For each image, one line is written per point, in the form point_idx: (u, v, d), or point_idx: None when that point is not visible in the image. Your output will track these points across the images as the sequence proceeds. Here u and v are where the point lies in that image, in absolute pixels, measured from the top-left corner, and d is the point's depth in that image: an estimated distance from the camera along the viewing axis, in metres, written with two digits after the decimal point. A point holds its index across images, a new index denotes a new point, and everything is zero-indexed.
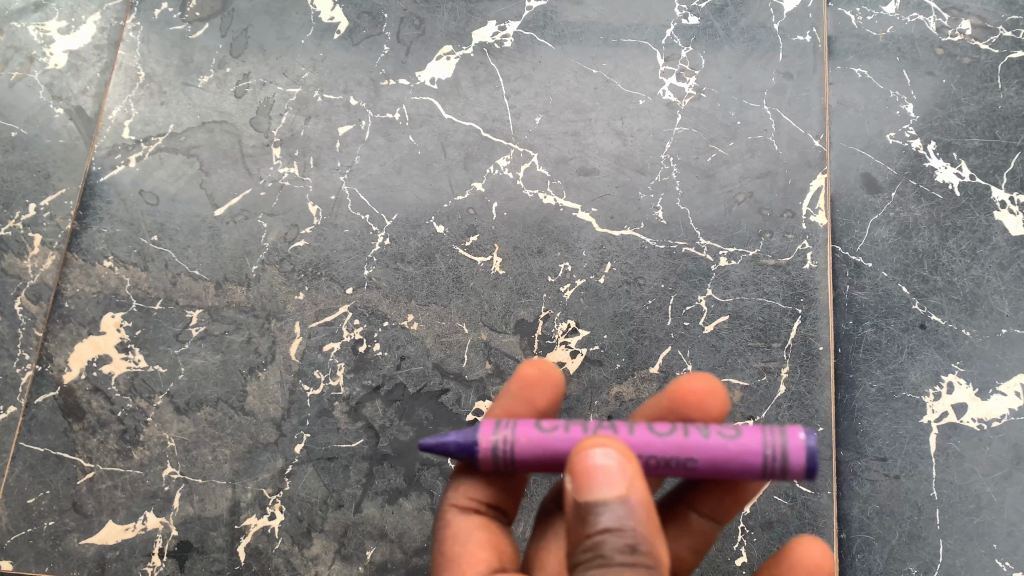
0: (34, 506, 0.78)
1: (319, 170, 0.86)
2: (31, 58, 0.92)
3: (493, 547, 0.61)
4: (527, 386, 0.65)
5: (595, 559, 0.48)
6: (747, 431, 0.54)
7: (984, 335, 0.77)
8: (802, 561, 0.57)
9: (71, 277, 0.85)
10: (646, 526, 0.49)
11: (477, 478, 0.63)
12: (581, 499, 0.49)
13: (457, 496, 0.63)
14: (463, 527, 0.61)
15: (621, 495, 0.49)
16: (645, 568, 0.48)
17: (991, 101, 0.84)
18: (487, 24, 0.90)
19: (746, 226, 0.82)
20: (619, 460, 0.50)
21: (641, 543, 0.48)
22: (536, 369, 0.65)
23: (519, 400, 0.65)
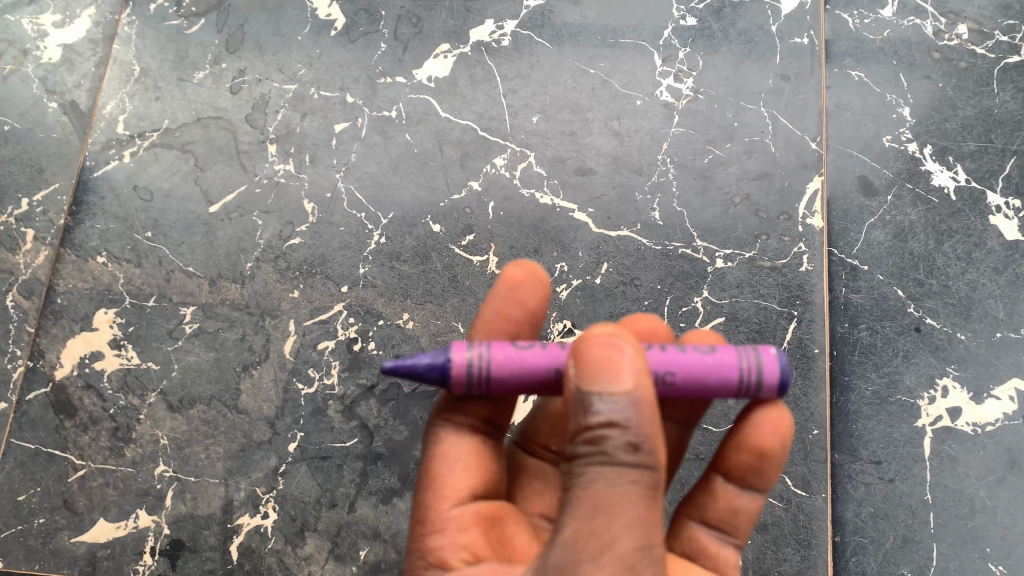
0: (24, 503, 0.78)
1: (315, 168, 0.86)
2: (25, 51, 0.91)
3: (479, 470, 0.61)
4: (512, 285, 0.66)
5: (598, 456, 0.50)
6: (724, 347, 0.56)
7: (978, 339, 0.78)
8: (764, 420, 0.61)
9: (64, 273, 0.84)
10: (653, 427, 0.51)
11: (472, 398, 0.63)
12: (584, 388, 0.51)
13: (452, 413, 0.63)
14: (453, 449, 0.61)
15: (626, 392, 0.50)
16: (646, 468, 0.50)
17: (987, 105, 0.84)
18: (485, 23, 0.90)
19: (743, 228, 0.82)
20: (630, 355, 0.52)
21: (644, 444, 0.50)
22: (521, 270, 0.67)
23: (507, 298, 0.66)
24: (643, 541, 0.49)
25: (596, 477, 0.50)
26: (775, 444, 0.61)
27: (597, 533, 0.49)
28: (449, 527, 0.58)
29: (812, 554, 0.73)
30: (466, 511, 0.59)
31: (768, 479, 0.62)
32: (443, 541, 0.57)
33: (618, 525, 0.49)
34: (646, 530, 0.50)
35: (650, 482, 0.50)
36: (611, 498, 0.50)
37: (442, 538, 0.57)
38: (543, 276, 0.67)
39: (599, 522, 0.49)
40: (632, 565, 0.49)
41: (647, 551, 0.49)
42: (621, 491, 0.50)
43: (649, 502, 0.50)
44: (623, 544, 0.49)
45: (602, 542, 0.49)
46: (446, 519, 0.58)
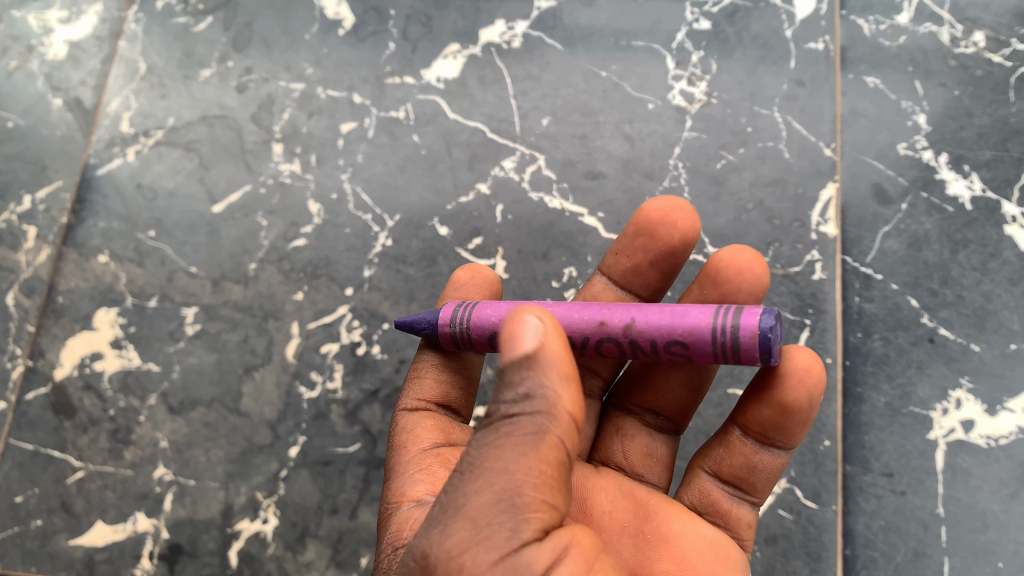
0: (22, 505, 0.76)
1: (321, 168, 0.85)
2: (30, 47, 0.90)
3: (446, 433, 0.62)
4: (456, 287, 0.68)
5: (482, 418, 0.49)
6: (699, 356, 0.54)
7: (993, 351, 0.76)
8: (791, 371, 0.59)
9: (65, 271, 0.83)
10: (544, 373, 0.48)
11: (425, 381, 0.64)
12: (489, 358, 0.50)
13: (409, 398, 0.64)
14: (415, 423, 0.62)
15: (521, 351, 0.48)
16: (530, 419, 0.47)
17: (1004, 114, 0.83)
18: (496, 23, 0.89)
19: (755, 234, 0.80)
20: (520, 313, 0.49)
21: (532, 392, 0.48)
22: (466, 272, 0.68)
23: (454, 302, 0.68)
24: (504, 496, 0.46)
25: (478, 440, 0.49)
26: (802, 399, 0.59)
27: (453, 500, 0.47)
28: (410, 467, 0.59)
29: (822, 568, 0.71)
30: (430, 456, 0.60)
31: (791, 436, 0.61)
32: (404, 480, 0.58)
33: (478, 484, 0.47)
34: (511, 483, 0.46)
35: (531, 429, 0.47)
36: (480, 459, 0.48)
37: (399, 478, 0.59)
38: (487, 275, 0.69)
39: (465, 486, 0.47)
40: (484, 525, 0.46)
41: (504, 510, 0.46)
42: (494, 451, 0.47)
43: (528, 454, 0.47)
44: (477, 505, 0.46)
45: (458, 503, 0.47)
46: (410, 464, 0.59)
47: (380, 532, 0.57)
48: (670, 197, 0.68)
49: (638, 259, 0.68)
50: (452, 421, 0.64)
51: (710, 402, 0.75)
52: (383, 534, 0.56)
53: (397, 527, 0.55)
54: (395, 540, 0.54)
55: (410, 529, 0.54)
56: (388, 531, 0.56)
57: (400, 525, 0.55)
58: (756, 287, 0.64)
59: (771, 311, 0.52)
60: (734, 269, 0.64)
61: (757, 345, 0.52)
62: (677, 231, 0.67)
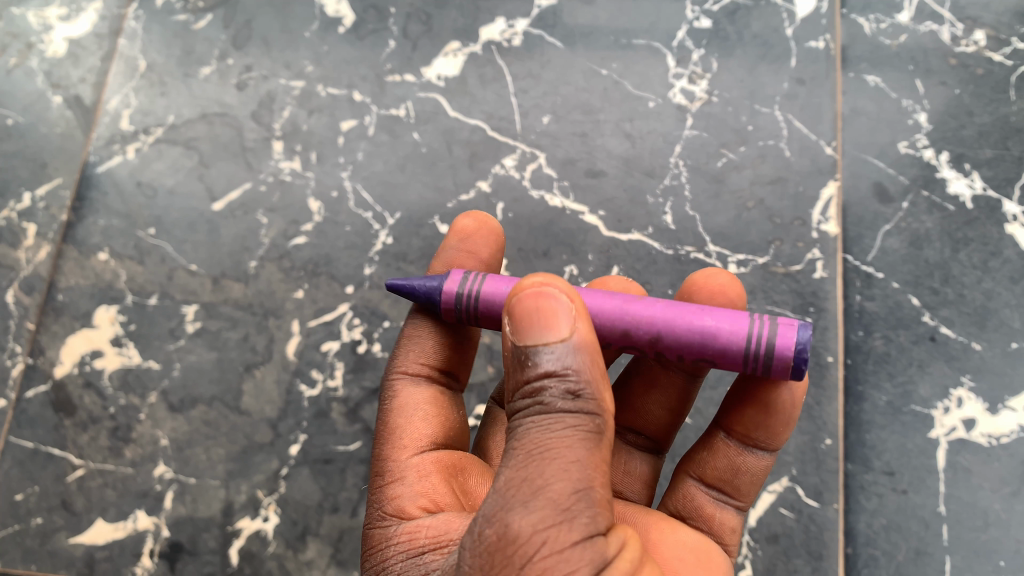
0: (22, 503, 0.76)
1: (322, 166, 0.85)
2: (29, 44, 0.90)
3: (437, 420, 0.62)
4: (463, 238, 0.67)
5: (534, 405, 0.48)
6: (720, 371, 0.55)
7: (994, 349, 0.76)
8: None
9: (65, 269, 0.83)
10: (593, 373, 0.48)
11: (421, 344, 0.63)
12: (521, 343, 0.48)
13: (405, 363, 0.63)
14: (411, 399, 0.62)
15: (562, 337, 0.48)
16: (588, 414, 0.47)
17: (1005, 113, 0.83)
18: (496, 21, 0.89)
19: (756, 233, 0.80)
20: (565, 303, 0.48)
21: (585, 390, 0.47)
22: (472, 222, 0.68)
23: (459, 251, 0.67)
24: (579, 485, 0.45)
25: (533, 426, 0.47)
26: (786, 401, 0.60)
27: (529, 480, 0.46)
28: (409, 475, 0.58)
29: (823, 566, 0.71)
30: (425, 459, 0.59)
31: (775, 437, 0.61)
32: (402, 491, 0.57)
33: (552, 469, 0.46)
34: (583, 472, 0.46)
35: (591, 424, 0.47)
36: (548, 444, 0.46)
37: (401, 487, 0.57)
38: (494, 228, 0.68)
39: (530, 469, 0.46)
40: (566, 509, 0.45)
41: (584, 498, 0.45)
42: (559, 436, 0.47)
43: (591, 449, 0.47)
44: (558, 487, 0.45)
45: (535, 486, 0.45)
46: (405, 467, 0.58)
47: (377, 539, 0.55)
48: (624, 279, 0.72)
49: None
50: (444, 397, 0.64)
51: (711, 400, 0.75)
52: (386, 544, 0.54)
53: (407, 536, 0.54)
54: (410, 548, 0.53)
55: (426, 536, 0.53)
56: (395, 541, 0.54)
57: (413, 533, 0.54)
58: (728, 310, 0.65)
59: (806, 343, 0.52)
60: (708, 292, 0.66)
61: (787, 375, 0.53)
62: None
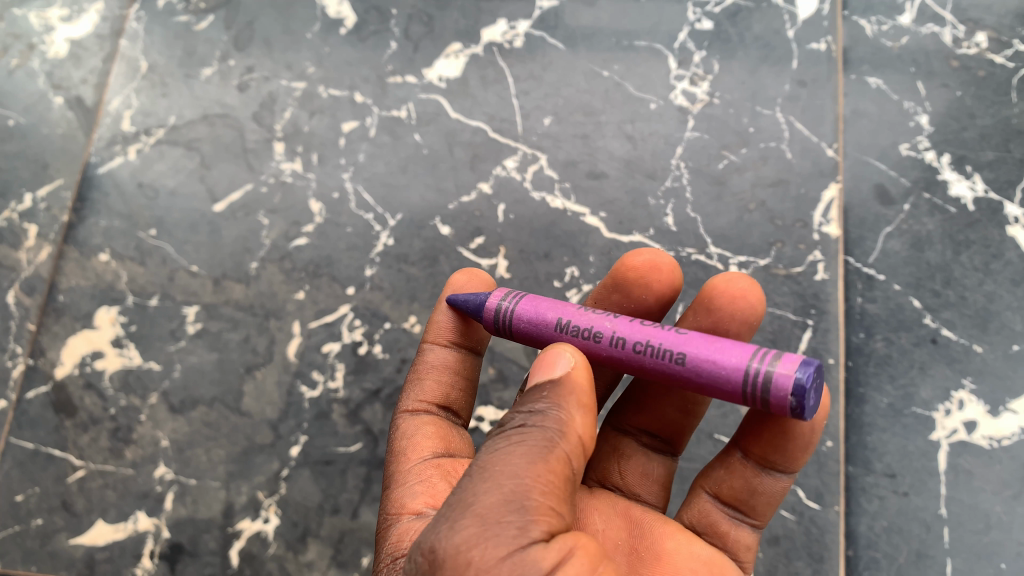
0: (23, 504, 0.76)
1: (323, 167, 0.85)
2: (31, 45, 0.90)
3: (442, 438, 0.62)
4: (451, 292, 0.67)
5: (498, 429, 0.50)
6: None
7: (996, 352, 0.76)
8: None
9: (66, 270, 0.83)
10: (562, 405, 0.49)
11: (427, 382, 0.65)
12: (520, 390, 0.52)
13: (408, 401, 0.64)
14: (412, 423, 0.63)
15: (550, 379, 0.50)
16: (539, 433, 0.48)
17: (1006, 115, 0.83)
18: (498, 23, 0.89)
19: (757, 235, 0.80)
20: (564, 350, 0.51)
21: (542, 418, 0.49)
22: (465, 278, 0.67)
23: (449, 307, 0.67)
24: (512, 496, 0.46)
25: (488, 447, 0.49)
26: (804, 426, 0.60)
27: (463, 496, 0.47)
28: (409, 479, 0.58)
29: (824, 569, 0.71)
30: (425, 464, 0.59)
31: (793, 460, 0.61)
32: (401, 491, 0.57)
33: (485, 483, 0.47)
34: (518, 483, 0.46)
35: (539, 440, 0.48)
36: (490, 462, 0.48)
37: (400, 489, 0.58)
38: (484, 279, 0.68)
39: (470, 484, 0.47)
40: (496, 520, 0.45)
41: (515, 509, 0.45)
42: (503, 454, 0.48)
43: (532, 463, 0.47)
44: (486, 502, 0.46)
45: (467, 500, 0.46)
46: (407, 471, 0.59)
47: (379, 542, 0.56)
48: (655, 250, 0.68)
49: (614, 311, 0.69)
50: (449, 425, 0.64)
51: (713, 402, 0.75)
52: (381, 544, 0.55)
53: (397, 537, 0.54)
54: (394, 551, 0.53)
55: (410, 538, 0.53)
56: (389, 541, 0.54)
57: (401, 535, 0.54)
58: (749, 315, 0.64)
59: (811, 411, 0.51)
60: (728, 297, 0.64)
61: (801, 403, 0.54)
62: (661, 283, 0.67)
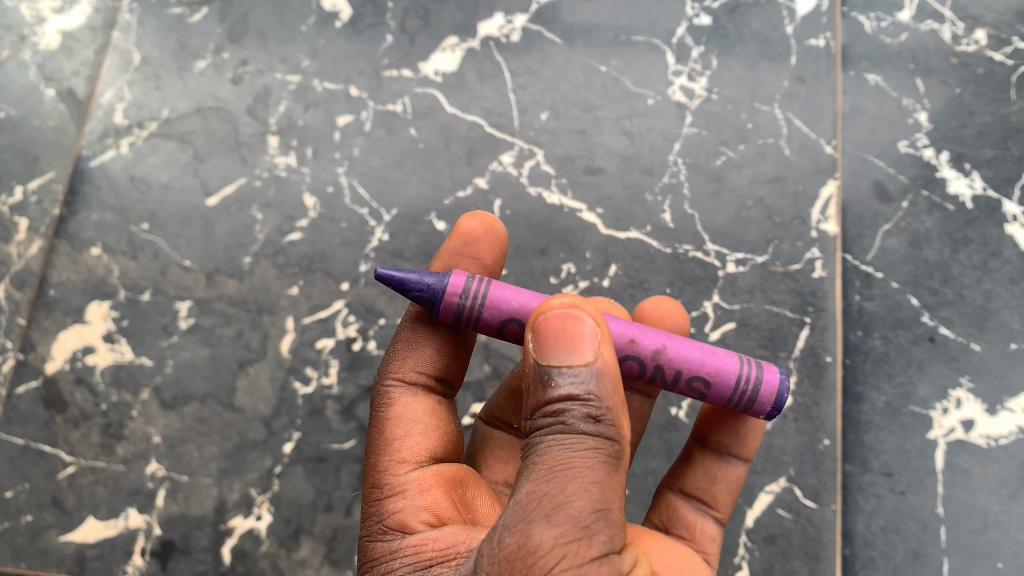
0: (12, 500, 0.75)
1: (318, 161, 0.84)
2: (22, 36, 0.89)
3: (437, 426, 0.61)
4: (469, 242, 0.65)
5: (554, 423, 0.47)
6: (718, 390, 0.55)
7: (993, 350, 0.76)
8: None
9: (57, 264, 0.82)
10: (614, 400, 0.48)
11: (421, 354, 0.63)
12: (542, 362, 0.48)
13: (400, 369, 0.62)
14: (407, 406, 0.61)
15: (587, 361, 0.47)
16: (607, 440, 0.47)
17: (1005, 113, 0.82)
18: (494, 16, 0.88)
19: (755, 232, 0.80)
20: (590, 325, 0.48)
21: (606, 416, 0.47)
22: (475, 223, 0.66)
23: (463, 252, 0.65)
24: (600, 504, 0.45)
25: (552, 442, 0.47)
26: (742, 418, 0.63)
27: (550, 494, 0.45)
28: (410, 489, 0.56)
29: (820, 567, 0.71)
30: (425, 472, 0.57)
31: (745, 445, 0.63)
32: (404, 505, 0.55)
33: (574, 486, 0.45)
34: (604, 492, 0.45)
35: (611, 449, 0.47)
36: (570, 461, 0.46)
37: (403, 501, 0.55)
38: (499, 232, 0.67)
39: (552, 484, 0.45)
40: (586, 526, 0.44)
41: (603, 517, 0.45)
42: (579, 455, 0.46)
43: (610, 471, 0.46)
44: (578, 505, 0.44)
45: (557, 502, 0.44)
46: (406, 481, 0.56)
47: (380, 554, 0.54)
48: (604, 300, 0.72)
49: None
50: (442, 408, 0.62)
51: None
52: (391, 556, 0.53)
53: (414, 549, 0.52)
54: (418, 561, 0.51)
55: (434, 549, 0.51)
56: (402, 553, 0.52)
57: (419, 546, 0.52)
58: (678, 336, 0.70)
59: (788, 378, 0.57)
60: (656, 317, 0.70)
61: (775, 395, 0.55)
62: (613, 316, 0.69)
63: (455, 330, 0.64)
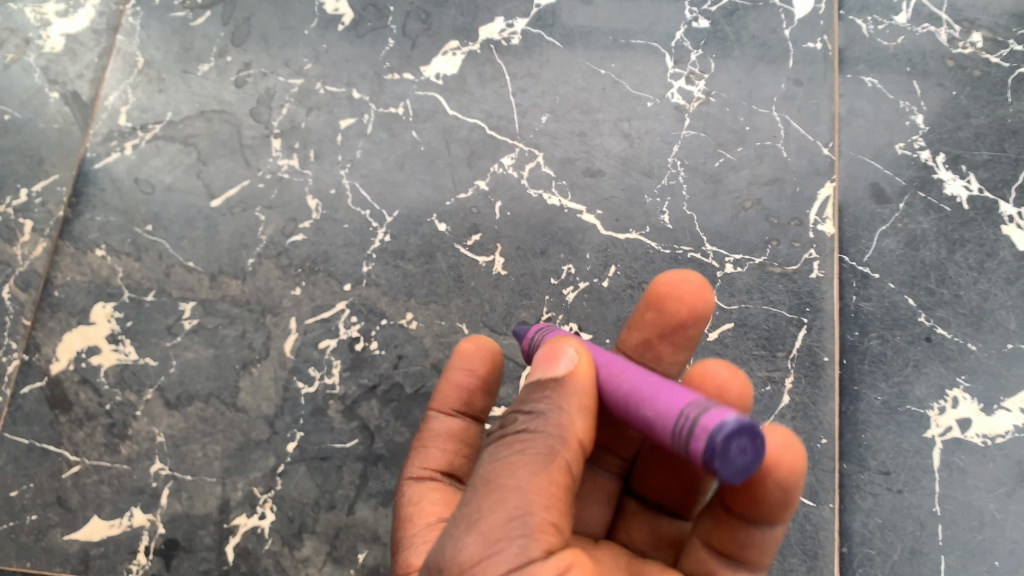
0: (17, 499, 0.76)
1: (320, 163, 0.85)
2: (27, 40, 0.90)
3: (446, 502, 0.65)
4: (461, 357, 0.70)
5: (504, 435, 0.55)
6: (663, 415, 0.49)
7: (989, 350, 0.76)
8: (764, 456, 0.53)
9: (62, 265, 0.83)
10: (566, 409, 0.53)
11: (429, 449, 0.68)
12: (525, 384, 0.57)
13: (412, 469, 0.67)
14: (418, 492, 0.65)
15: (551, 379, 0.54)
16: (542, 444, 0.52)
17: (1001, 115, 0.83)
18: (495, 21, 0.89)
19: (753, 233, 0.80)
20: (568, 349, 0.55)
21: (546, 422, 0.53)
22: (470, 342, 0.70)
23: (459, 368, 0.70)
24: (515, 513, 0.50)
25: (495, 453, 0.54)
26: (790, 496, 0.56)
27: (470, 510, 0.51)
28: (415, 542, 0.62)
29: (818, 565, 0.71)
30: (431, 526, 0.63)
31: (776, 513, 0.55)
32: (409, 550, 0.61)
33: (493, 497, 0.51)
34: (521, 500, 0.50)
35: (541, 452, 0.52)
36: (495, 470, 0.53)
37: (411, 553, 0.61)
38: (490, 346, 0.71)
39: (474, 501, 0.52)
40: (496, 539, 0.49)
41: (516, 525, 0.49)
42: (509, 465, 0.52)
43: (536, 472, 0.51)
44: (492, 518, 0.50)
45: (474, 517, 0.51)
46: (411, 535, 0.62)
47: None
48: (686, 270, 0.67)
49: (646, 332, 0.67)
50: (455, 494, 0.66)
51: None
52: None
53: None
54: None
55: None
56: None
57: None
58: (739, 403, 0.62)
59: (728, 438, 0.45)
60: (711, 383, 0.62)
61: (709, 424, 0.46)
62: (691, 304, 0.65)
63: (467, 435, 0.69)
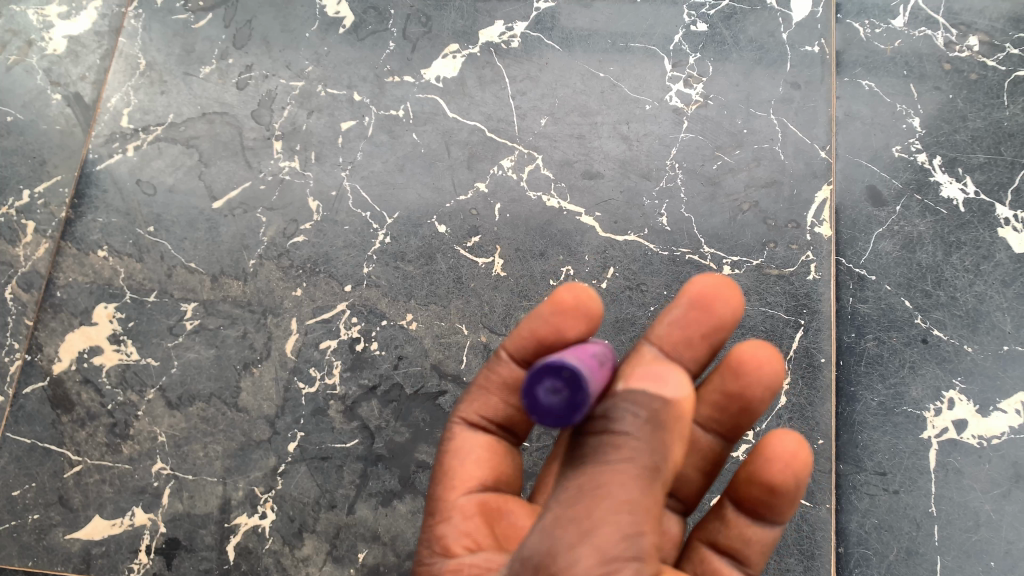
0: (19, 499, 0.77)
1: (321, 165, 0.85)
2: (29, 41, 0.90)
3: (490, 466, 0.61)
4: (561, 311, 0.60)
5: (601, 435, 0.50)
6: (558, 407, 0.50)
7: (985, 352, 0.77)
8: (778, 453, 0.56)
9: (64, 266, 0.83)
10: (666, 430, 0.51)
11: (489, 396, 0.63)
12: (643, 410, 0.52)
13: (466, 410, 0.63)
14: (465, 445, 0.62)
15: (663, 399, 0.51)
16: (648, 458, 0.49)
17: (997, 118, 0.84)
18: (495, 24, 0.89)
19: (751, 235, 0.81)
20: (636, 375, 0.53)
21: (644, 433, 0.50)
22: (571, 294, 0.60)
23: (550, 321, 0.61)
24: (629, 530, 0.47)
25: (595, 459, 0.49)
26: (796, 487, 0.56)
27: (579, 521, 0.47)
28: (455, 515, 0.59)
29: (814, 565, 0.72)
30: (471, 500, 0.59)
31: (783, 511, 0.57)
32: (446, 530, 0.58)
33: (601, 510, 0.47)
34: (634, 518, 0.47)
35: (647, 466, 0.49)
36: (603, 477, 0.48)
37: (447, 527, 0.58)
38: (594, 308, 0.60)
39: (581, 509, 0.48)
40: (610, 558, 0.46)
41: (631, 543, 0.47)
42: (614, 474, 0.48)
43: (645, 488, 0.48)
44: (606, 531, 0.47)
45: (585, 529, 0.47)
46: (450, 507, 0.59)
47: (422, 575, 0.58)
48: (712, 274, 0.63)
49: (691, 332, 0.61)
50: (502, 447, 0.63)
51: None
52: None
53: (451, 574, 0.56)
54: None
55: None
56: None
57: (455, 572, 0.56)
58: (775, 383, 0.60)
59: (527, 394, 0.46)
60: (754, 364, 0.60)
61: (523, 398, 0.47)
62: (722, 311, 0.61)
63: None
